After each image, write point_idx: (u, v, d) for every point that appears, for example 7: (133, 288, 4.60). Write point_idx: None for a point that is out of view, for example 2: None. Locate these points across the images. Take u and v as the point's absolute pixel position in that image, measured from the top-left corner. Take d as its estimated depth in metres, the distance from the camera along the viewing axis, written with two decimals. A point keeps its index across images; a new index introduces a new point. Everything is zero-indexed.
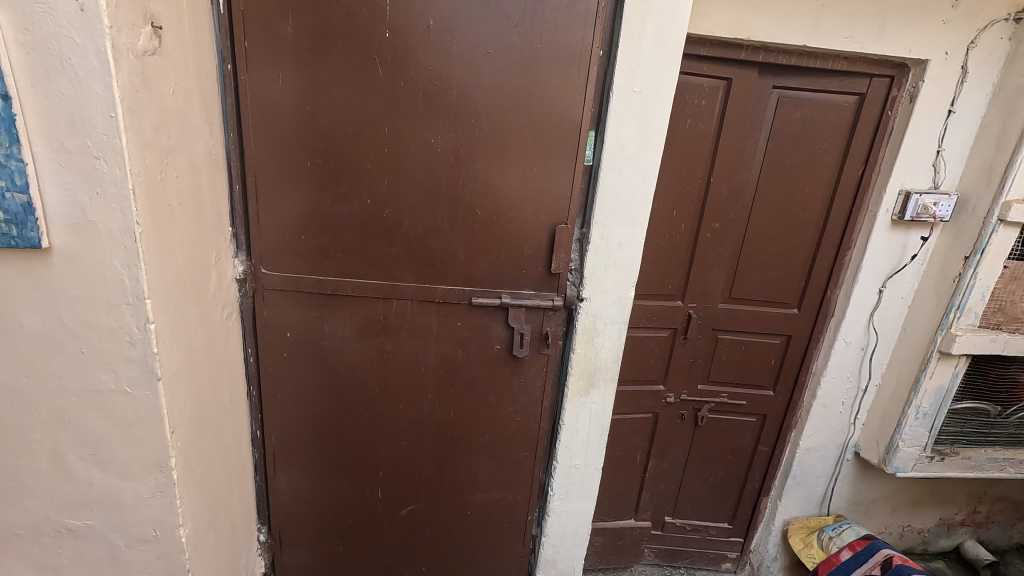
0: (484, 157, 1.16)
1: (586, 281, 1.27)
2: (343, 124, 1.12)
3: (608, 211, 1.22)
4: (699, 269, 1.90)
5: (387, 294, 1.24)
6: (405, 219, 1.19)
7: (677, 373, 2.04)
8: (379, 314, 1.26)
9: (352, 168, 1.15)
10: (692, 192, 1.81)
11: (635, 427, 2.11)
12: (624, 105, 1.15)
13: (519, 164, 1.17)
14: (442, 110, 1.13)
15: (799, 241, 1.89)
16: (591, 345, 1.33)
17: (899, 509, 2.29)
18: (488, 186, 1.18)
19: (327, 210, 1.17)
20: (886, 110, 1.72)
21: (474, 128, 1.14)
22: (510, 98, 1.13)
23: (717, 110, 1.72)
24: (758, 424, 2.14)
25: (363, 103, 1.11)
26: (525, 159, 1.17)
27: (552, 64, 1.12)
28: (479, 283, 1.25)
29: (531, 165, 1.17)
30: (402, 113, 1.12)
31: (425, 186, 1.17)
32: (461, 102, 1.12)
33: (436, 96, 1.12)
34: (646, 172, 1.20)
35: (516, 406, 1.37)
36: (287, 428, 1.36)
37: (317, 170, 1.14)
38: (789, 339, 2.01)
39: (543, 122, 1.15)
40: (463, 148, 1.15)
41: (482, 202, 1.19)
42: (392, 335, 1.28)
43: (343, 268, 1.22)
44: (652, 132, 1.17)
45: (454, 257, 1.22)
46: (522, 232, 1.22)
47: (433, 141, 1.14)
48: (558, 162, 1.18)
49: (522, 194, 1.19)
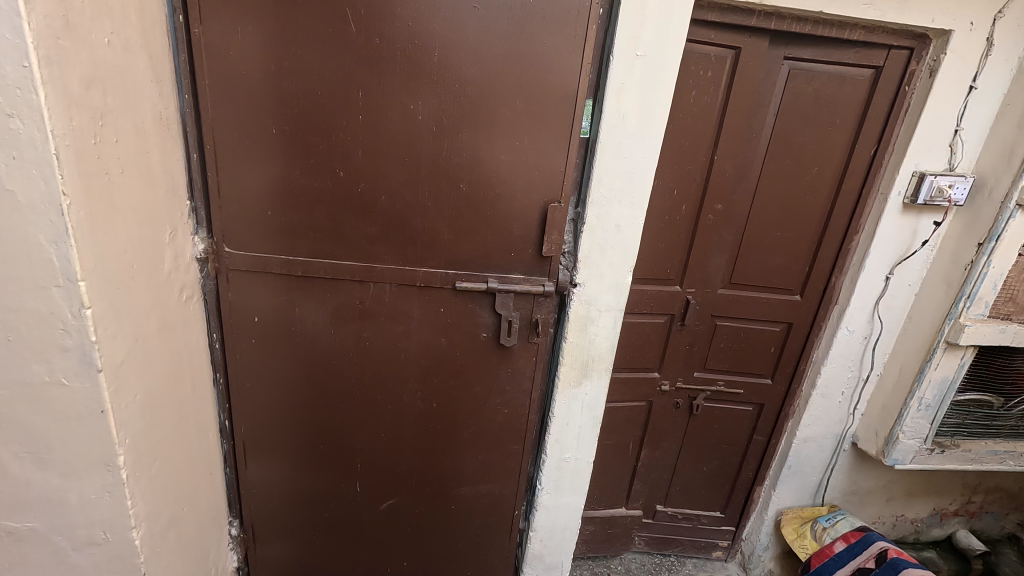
0: (470, 127, 1.05)
1: (580, 266, 1.18)
2: (312, 86, 1.00)
3: (606, 189, 1.12)
4: (699, 253, 1.81)
5: (364, 276, 1.14)
6: (382, 194, 1.08)
7: (673, 361, 1.97)
8: (355, 298, 1.16)
9: (323, 138, 1.03)
10: (695, 170, 1.71)
11: (629, 415, 2.04)
12: (625, 70, 1.04)
13: (511, 137, 1.07)
14: (423, 73, 1.01)
15: (805, 225, 1.80)
16: (585, 333, 1.25)
17: (894, 499, 2.25)
18: (475, 160, 1.07)
19: (296, 182, 1.06)
20: (903, 85, 1.61)
21: (460, 94, 1.03)
22: (501, 62, 1.02)
23: (724, 82, 1.61)
24: (755, 413, 2.09)
25: (334, 62, 0.99)
26: (516, 130, 1.06)
27: (547, 23, 1.00)
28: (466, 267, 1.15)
29: (522, 137, 1.06)
30: (380, 75, 1.01)
31: (407, 157, 1.06)
32: (445, 64, 1.01)
33: (416, 56, 1.00)
34: (648, 147, 1.10)
35: (503, 397, 1.28)
36: (258, 418, 1.27)
37: (285, 139, 1.03)
38: (790, 326, 1.94)
39: (538, 89, 1.04)
40: (447, 117, 1.04)
41: (467, 177, 1.08)
42: (374, 319, 1.19)
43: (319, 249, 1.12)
44: (657, 102, 1.07)
45: (439, 238, 1.13)
46: (515, 211, 1.12)
47: (413, 108, 1.03)
48: (552, 133, 1.07)
49: (515, 170, 1.09)
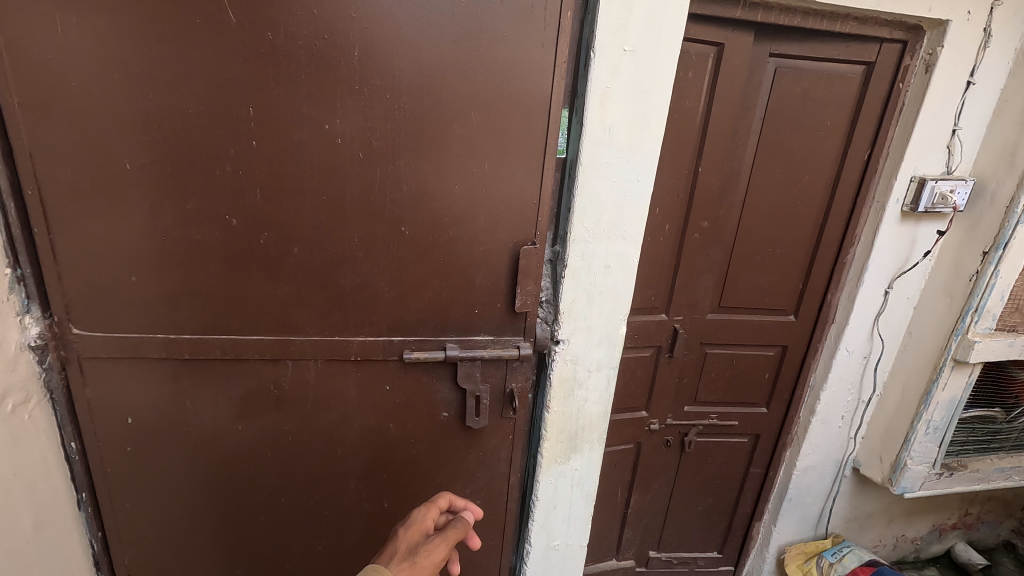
0: (412, 151, 0.78)
1: (563, 318, 0.93)
2: (178, 102, 0.71)
3: (591, 222, 0.88)
4: (686, 276, 1.60)
5: (278, 354, 0.85)
6: (295, 246, 0.79)
7: (661, 396, 1.75)
8: (269, 382, 0.87)
9: (203, 173, 0.74)
10: (678, 185, 1.50)
11: (616, 460, 1.80)
12: (610, 70, 0.80)
13: (466, 163, 0.80)
14: (340, 80, 0.73)
15: (798, 239, 1.62)
16: (571, 398, 1.00)
17: (894, 520, 2.12)
18: (421, 194, 0.80)
19: (169, 236, 0.76)
20: (897, 82, 1.45)
21: (395, 107, 0.76)
22: (448, 62, 0.75)
23: (706, 83, 1.40)
24: (750, 444, 1.90)
25: (209, 67, 0.70)
26: (473, 151, 0.80)
27: (506, 9, 0.75)
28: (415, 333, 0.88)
29: (482, 161, 0.81)
30: (278, 84, 0.72)
31: (325, 194, 0.78)
32: (371, 66, 0.74)
33: (328, 57, 0.72)
34: (642, 167, 0.87)
35: (473, 486, 1.01)
36: (146, 545, 0.95)
37: (146, 178, 0.73)
38: (785, 349, 1.76)
39: (497, 98, 0.78)
40: (378, 139, 0.77)
41: (411, 217, 0.81)
42: (295, 409, 0.89)
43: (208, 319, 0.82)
44: (650, 111, 0.84)
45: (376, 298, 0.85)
46: (476, 258, 0.85)
47: (330, 128, 0.75)
48: (521, 154, 0.82)
49: (472, 204, 0.82)
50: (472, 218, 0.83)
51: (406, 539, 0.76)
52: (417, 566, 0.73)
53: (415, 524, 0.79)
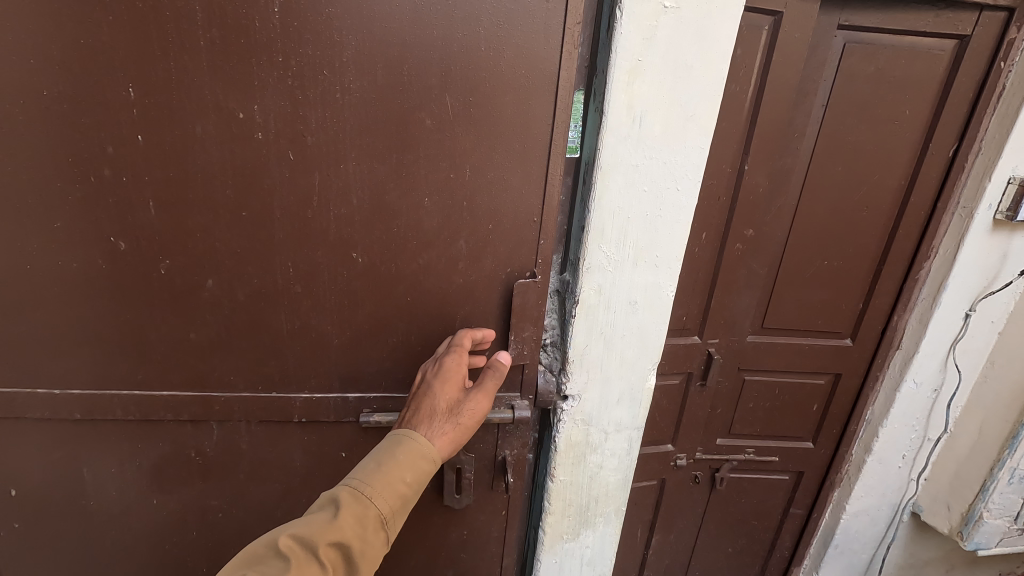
0: (366, 158, 0.67)
1: (572, 369, 0.72)
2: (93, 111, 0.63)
3: (611, 245, 0.65)
4: (724, 293, 1.36)
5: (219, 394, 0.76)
6: (235, 268, 0.70)
7: (689, 428, 1.52)
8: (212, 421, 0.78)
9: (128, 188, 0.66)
10: (718, 185, 1.25)
11: (636, 498, 1.58)
12: (643, 36, 0.57)
13: (433, 154, 0.68)
14: (275, 78, 0.63)
15: (860, 250, 1.36)
16: (582, 465, 0.79)
17: (955, 569, 1.85)
18: (380, 208, 0.70)
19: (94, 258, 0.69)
20: (998, 60, 1.18)
21: (346, 88, 0.64)
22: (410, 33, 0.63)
23: (758, 62, 1.15)
24: (791, 482, 1.66)
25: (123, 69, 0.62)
26: (439, 157, 0.68)
27: None
28: (376, 352, 0.76)
29: (450, 169, 0.69)
30: (209, 67, 0.62)
31: (266, 193, 0.67)
32: (316, 40, 0.62)
33: (257, 53, 0.62)
34: (683, 171, 0.63)
35: (457, 569, 0.81)
36: None
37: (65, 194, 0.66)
38: (839, 378, 1.50)
39: (471, 79, 0.65)
40: (327, 145, 0.66)
41: (370, 233, 0.71)
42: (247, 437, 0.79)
43: (137, 334, 0.72)
44: (698, 94, 0.60)
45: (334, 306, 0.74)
46: (444, 267, 0.73)
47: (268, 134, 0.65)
48: (498, 160, 0.69)
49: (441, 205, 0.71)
50: (442, 221, 0.72)
51: (442, 393, 0.66)
52: (459, 427, 0.65)
53: (449, 370, 0.68)
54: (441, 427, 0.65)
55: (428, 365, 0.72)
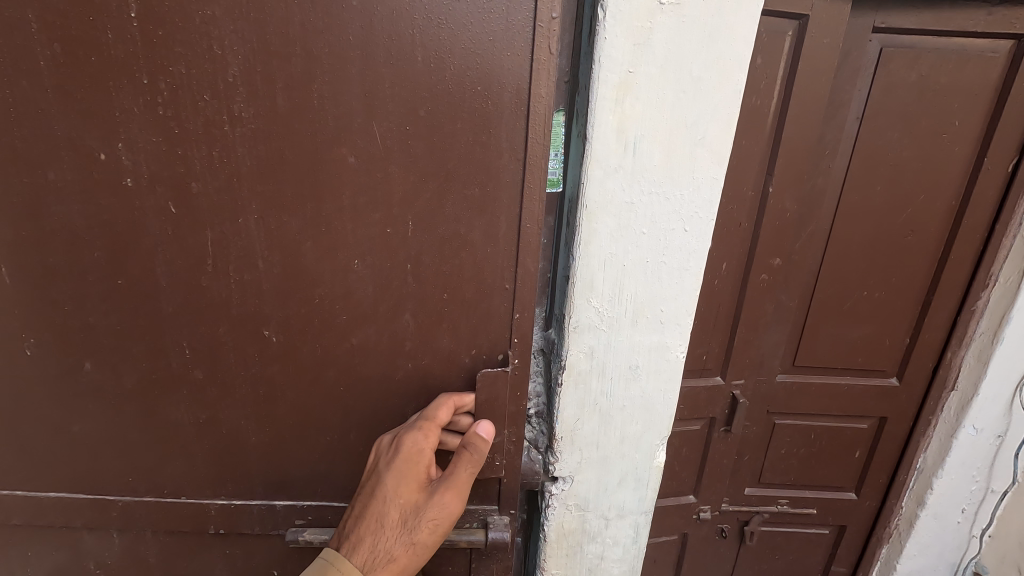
0: (279, 216, 0.56)
1: (561, 446, 0.59)
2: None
3: (604, 299, 0.53)
4: (749, 329, 1.21)
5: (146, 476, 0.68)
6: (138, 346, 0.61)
7: (714, 478, 1.37)
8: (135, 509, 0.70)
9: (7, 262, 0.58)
10: (739, 211, 1.11)
11: (655, 555, 1.42)
12: (635, 41, 0.45)
13: (366, 190, 0.56)
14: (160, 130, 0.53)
15: (905, 279, 1.20)
16: (579, 557, 0.65)
17: None
18: (301, 274, 0.59)
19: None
20: None
21: (236, 112, 0.53)
22: (317, 42, 0.51)
23: (780, 73, 1.02)
24: (832, 537, 1.47)
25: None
26: (364, 214, 0.56)
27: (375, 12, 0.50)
28: (325, 419, 0.65)
29: (381, 226, 0.57)
30: (82, 103, 0.53)
31: (174, 246, 0.57)
32: (194, 61, 0.51)
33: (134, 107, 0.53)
34: (692, 207, 0.51)
35: None
36: None
37: None
38: (883, 421, 1.33)
39: (399, 92, 0.52)
40: (230, 204, 0.56)
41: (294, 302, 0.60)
42: (186, 526, 0.70)
43: (60, 401, 0.64)
44: (709, 112, 0.48)
45: (261, 373, 0.63)
46: (387, 323, 0.61)
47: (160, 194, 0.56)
48: (437, 216, 0.57)
49: (380, 254, 0.58)
50: (380, 281, 0.59)
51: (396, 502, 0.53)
52: (415, 544, 0.53)
53: (407, 465, 0.54)
54: (390, 544, 0.52)
55: (389, 437, 0.57)
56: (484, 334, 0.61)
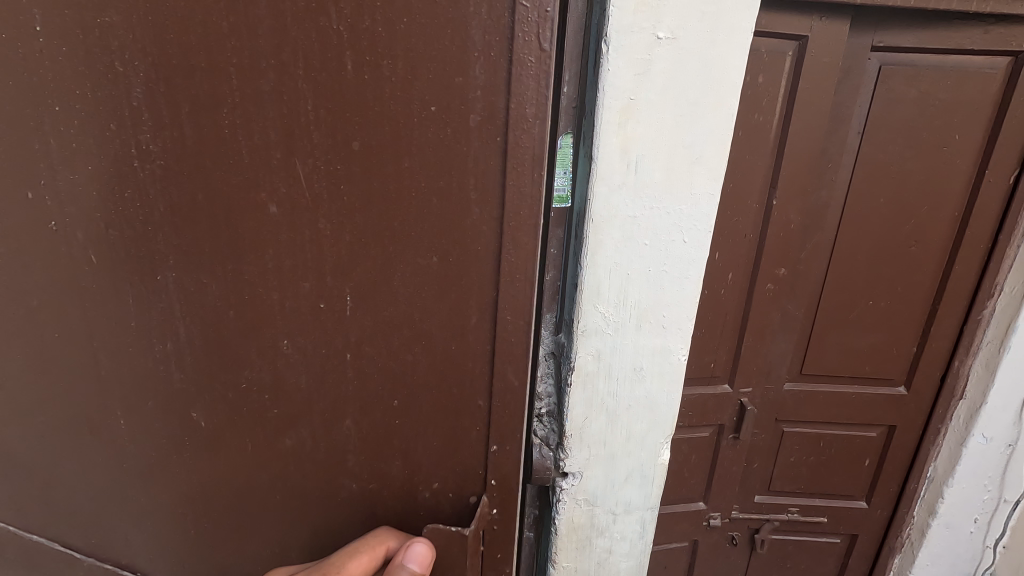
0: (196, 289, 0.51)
1: (570, 443, 0.63)
2: None
3: (609, 305, 0.57)
4: (756, 337, 1.24)
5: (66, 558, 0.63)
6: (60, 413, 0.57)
7: (724, 485, 1.39)
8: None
9: None
10: (744, 223, 1.15)
11: (666, 561, 1.44)
12: (635, 71, 0.50)
13: (294, 261, 0.50)
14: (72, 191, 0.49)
15: (910, 289, 1.22)
16: (588, 550, 0.69)
17: None
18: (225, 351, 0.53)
19: None
20: None
21: (155, 173, 0.48)
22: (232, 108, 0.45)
23: (782, 90, 1.07)
24: (844, 546, 1.48)
25: None
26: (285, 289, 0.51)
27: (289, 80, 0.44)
28: (307, 474, 0.58)
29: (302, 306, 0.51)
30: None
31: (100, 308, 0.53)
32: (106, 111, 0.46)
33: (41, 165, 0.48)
34: (691, 220, 0.55)
35: None
36: None
37: None
38: (892, 430, 1.34)
39: (324, 154, 0.46)
40: (143, 274, 0.51)
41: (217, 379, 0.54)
42: None
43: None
44: (704, 134, 0.52)
45: (237, 424, 0.56)
46: (320, 406, 0.55)
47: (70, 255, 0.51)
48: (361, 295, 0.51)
49: (311, 335, 0.53)
50: (312, 361, 0.54)
51: None
52: None
53: None
54: None
55: None
56: (425, 412, 0.55)
